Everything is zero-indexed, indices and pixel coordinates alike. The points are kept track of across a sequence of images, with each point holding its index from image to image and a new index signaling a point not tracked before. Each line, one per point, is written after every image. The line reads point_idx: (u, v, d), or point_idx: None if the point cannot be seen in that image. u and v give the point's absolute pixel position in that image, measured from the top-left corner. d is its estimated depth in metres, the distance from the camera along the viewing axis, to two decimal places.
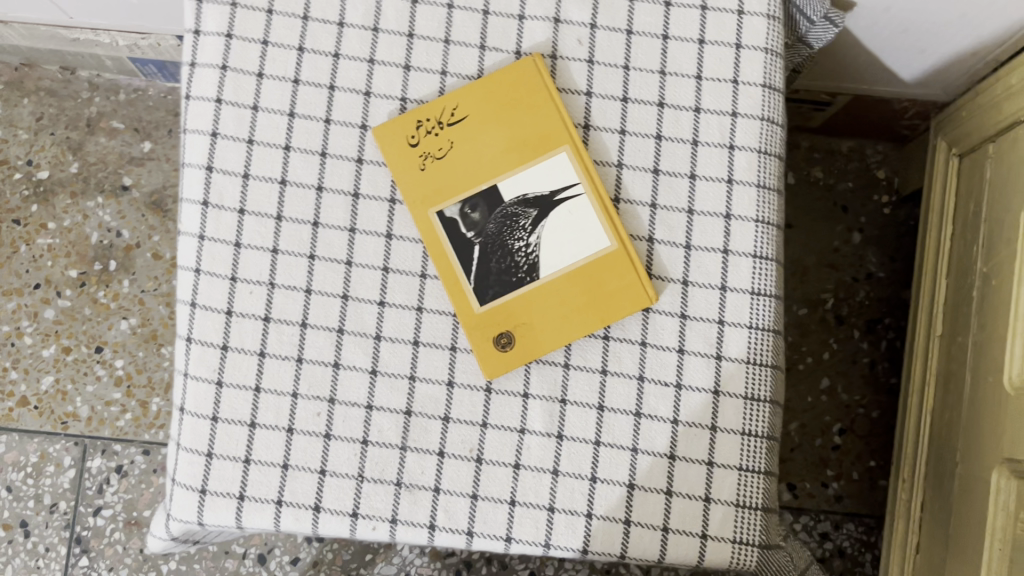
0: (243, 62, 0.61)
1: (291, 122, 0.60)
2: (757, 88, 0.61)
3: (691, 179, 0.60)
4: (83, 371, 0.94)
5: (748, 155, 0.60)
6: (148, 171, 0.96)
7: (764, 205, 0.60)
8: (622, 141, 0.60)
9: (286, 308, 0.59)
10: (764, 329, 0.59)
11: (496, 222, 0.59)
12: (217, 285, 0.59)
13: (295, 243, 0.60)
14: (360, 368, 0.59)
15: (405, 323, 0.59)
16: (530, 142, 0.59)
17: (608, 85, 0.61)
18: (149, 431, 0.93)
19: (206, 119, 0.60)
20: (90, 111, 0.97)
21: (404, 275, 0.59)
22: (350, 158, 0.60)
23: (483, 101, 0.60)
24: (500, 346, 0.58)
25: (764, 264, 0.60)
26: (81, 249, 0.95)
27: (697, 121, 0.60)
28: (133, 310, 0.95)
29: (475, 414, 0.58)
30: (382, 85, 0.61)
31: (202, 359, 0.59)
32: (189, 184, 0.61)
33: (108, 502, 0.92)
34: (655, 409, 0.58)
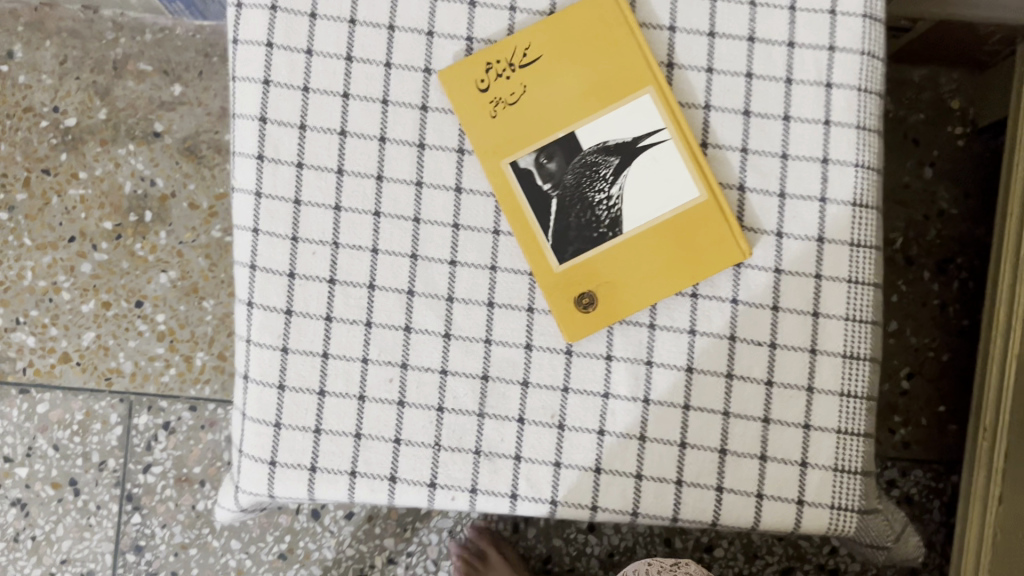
0: (294, 0, 0.56)
1: (350, 68, 0.56)
2: (857, 18, 0.55)
3: (785, 122, 0.55)
4: (125, 327, 0.91)
5: (846, 94, 0.55)
6: (180, 116, 0.92)
7: (864, 148, 0.55)
8: (709, 80, 0.55)
9: (352, 269, 0.56)
10: (863, 283, 0.55)
11: (575, 172, 0.55)
12: (278, 245, 0.56)
13: (359, 200, 0.56)
14: (433, 332, 0.55)
15: (478, 283, 0.55)
16: (610, 83, 0.54)
17: (693, 19, 0.55)
18: (195, 386, 0.90)
19: (257, 66, 0.56)
20: (116, 53, 0.92)
21: (476, 232, 0.56)
22: (414, 106, 0.56)
23: (557, 41, 0.55)
24: (582, 307, 0.54)
25: (864, 213, 0.55)
26: (115, 200, 0.91)
27: (791, 57, 0.55)
28: (171, 262, 0.91)
29: (555, 378, 0.55)
30: (445, 23, 0.56)
31: (265, 325, 0.56)
32: (242, 137, 0.56)
33: (157, 459, 0.90)
34: (748, 370, 0.54)
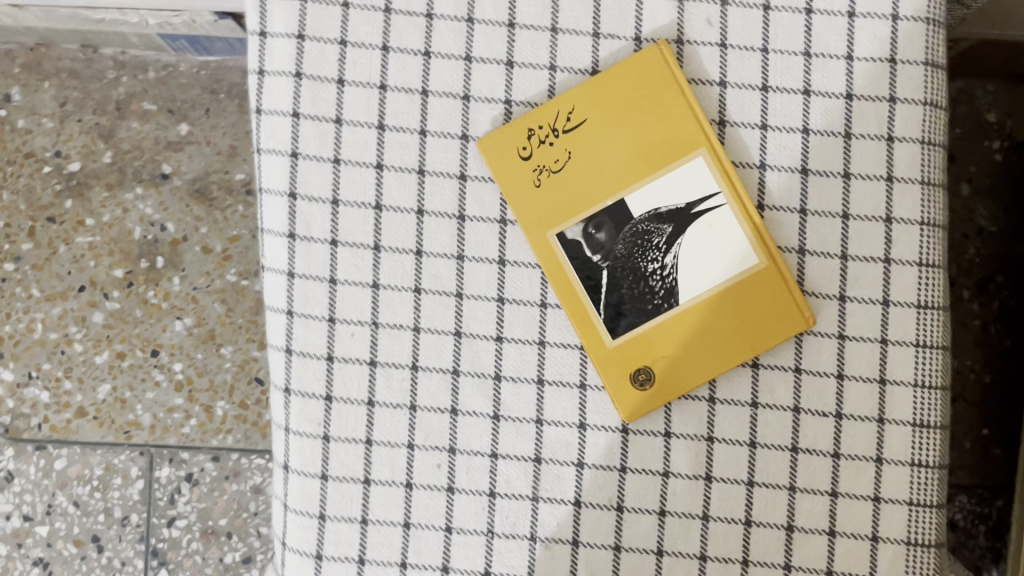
0: (320, 67, 0.53)
1: (382, 137, 0.53)
2: (919, 67, 0.52)
3: (846, 179, 0.52)
4: (141, 377, 0.88)
5: (909, 147, 0.52)
6: (189, 156, 0.88)
7: (928, 204, 0.52)
8: (763, 138, 0.52)
9: (393, 350, 0.53)
10: (931, 347, 0.52)
11: (626, 241, 0.52)
12: (314, 327, 0.53)
13: (398, 276, 0.53)
14: (481, 413, 0.53)
15: (526, 360, 0.53)
16: (661, 146, 0.51)
17: (744, 73, 0.52)
18: (216, 436, 0.88)
19: (283, 138, 0.53)
20: (119, 92, 0.88)
21: (523, 306, 0.53)
22: (452, 175, 0.53)
23: (603, 103, 0.52)
24: (638, 384, 0.52)
25: (930, 273, 0.52)
26: (125, 246, 0.88)
27: (849, 110, 0.52)
28: (187, 309, 0.88)
29: (612, 458, 0.52)
30: (483, 86, 0.53)
31: (304, 413, 0.53)
32: (270, 213, 0.53)
33: (181, 512, 0.88)
34: (814, 443, 0.52)
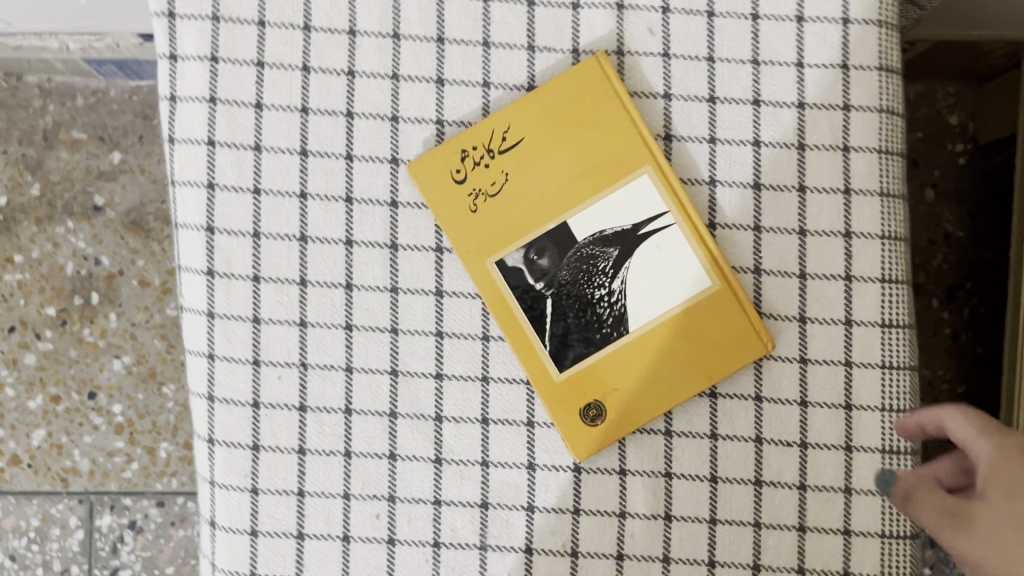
0: (236, 90, 0.49)
1: (305, 163, 0.49)
2: (873, 72, 0.49)
3: (801, 193, 0.49)
4: (78, 421, 0.83)
5: (866, 157, 0.49)
6: (122, 186, 0.84)
7: (889, 216, 0.49)
8: (712, 152, 0.49)
9: (324, 394, 0.49)
10: (899, 368, 0.49)
11: (571, 267, 0.48)
12: (238, 371, 0.49)
13: (327, 313, 0.49)
14: (422, 457, 0.49)
15: (469, 398, 0.49)
16: (604, 164, 0.48)
17: (690, 84, 0.49)
18: (160, 480, 0.83)
19: (198, 168, 0.49)
20: (46, 121, 0.84)
21: (463, 339, 0.49)
22: (383, 202, 0.49)
23: (540, 120, 0.48)
24: (590, 420, 0.48)
25: (894, 289, 0.49)
26: (56, 283, 0.83)
27: (802, 120, 0.49)
28: (125, 347, 0.83)
29: (564, 500, 0.49)
30: (412, 106, 0.49)
31: (230, 464, 0.49)
32: (187, 249, 0.49)
33: (125, 562, 0.83)
34: (779, 475, 0.49)
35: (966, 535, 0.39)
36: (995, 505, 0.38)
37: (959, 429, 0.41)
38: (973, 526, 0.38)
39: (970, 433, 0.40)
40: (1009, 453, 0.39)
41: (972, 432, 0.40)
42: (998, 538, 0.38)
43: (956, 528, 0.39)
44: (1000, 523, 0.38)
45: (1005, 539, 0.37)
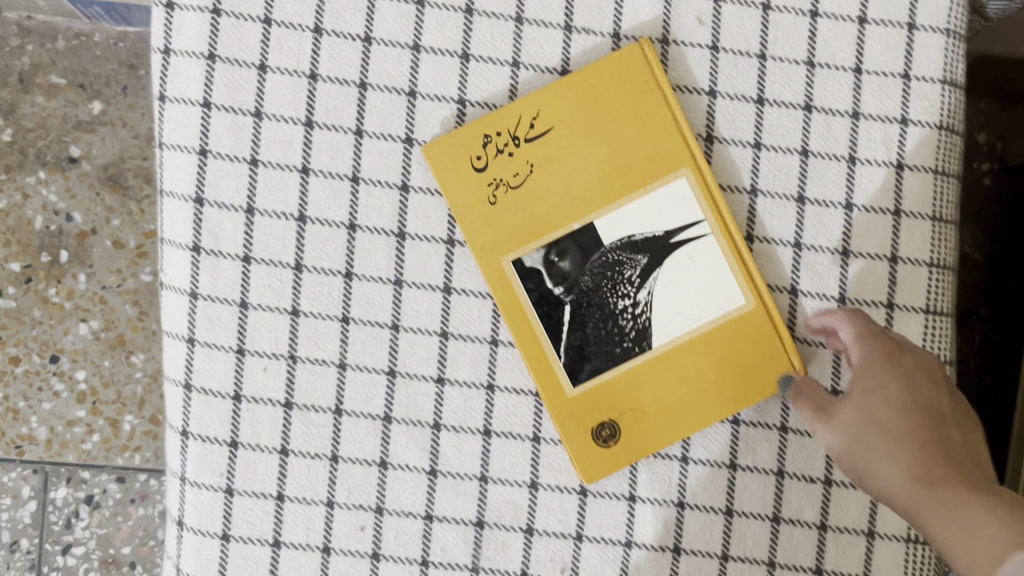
0: (238, 48, 0.44)
1: (309, 136, 0.44)
2: (935, 86, 0.45)
3: (848, 211, 0.45)
4: (37, 386, 0.78)
5: (920, 178, 0.45)
6: (102, 138, 0.78)
7: (939, 243, 0.45)
8: (756, 158, 0.45)
9: (313, 391, 0.44)
10: None
11: (593, 273, 0.44)
12: (219, 360, 0.44)
13: (321, 303, 0.44)
14: (416, 467, 0.45)
15: (471, 407, 0.45)
16: (639, 162, 0.44)
17: (738, 82, 0.45)
18: (122, 455, 0.78)
19: (190, 132, 0.44)
20: (22, 62, 0.77)
21: (470, 342, 0.45)
22: (393, 186, 0.44)
23: (573, 108, 0.44)
24: (602, 440, 0.44)
25: (938, 322, 0.45)
26: (23, 237, 0.78)
27: (855, 131, 0.45)
28: (93, 310, 0.78)
29: (567, 524, 0.45)
30: (432, 82, 0.44)
31: (203, 461, 0.44)
32: (172, 221, 0.44)
33: (79, 539, 0.78)
34: (798, 512, 0.45)
35: (830, 427, 0.41)
36: (859, 398, 0.41)
37: (841, 329, 0.42)
38: (836, 417, 0.41)
39: (850, 335, 0.42)
40: (880, 355, 0.41)
41: (853, 332, 0.42)
42: (856, 427, 0.40)
43: (821, 421, 0.41)
44: (859, 413, 0.40)
45: (860, 431, 0.40)
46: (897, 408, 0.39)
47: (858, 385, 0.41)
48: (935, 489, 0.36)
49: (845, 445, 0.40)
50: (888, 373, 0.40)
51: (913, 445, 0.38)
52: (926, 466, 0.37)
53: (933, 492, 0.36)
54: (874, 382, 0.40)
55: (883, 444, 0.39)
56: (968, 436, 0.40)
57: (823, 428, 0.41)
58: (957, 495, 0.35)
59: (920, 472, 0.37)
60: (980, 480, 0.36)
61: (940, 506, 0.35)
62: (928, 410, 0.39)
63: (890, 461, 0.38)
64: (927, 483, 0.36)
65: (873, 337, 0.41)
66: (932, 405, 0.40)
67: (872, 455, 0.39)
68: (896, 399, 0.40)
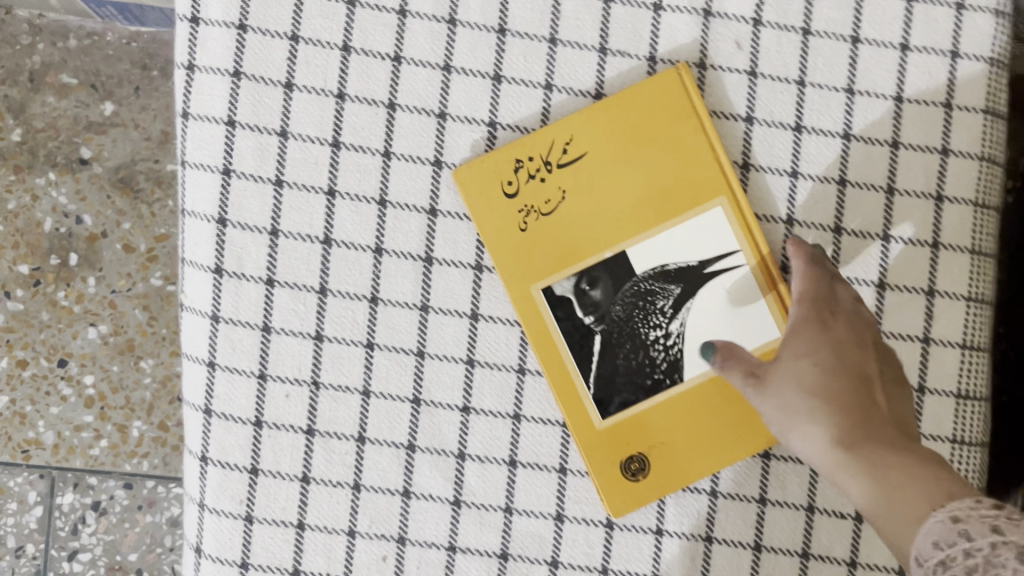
0: (264, 65, 0.43)
1: (336, 157, 0.43)
2: (977, 115, 0.44)
3: (885, 242, 0.44)
4: (44, 391, 0.74)
5: (960, 210, 0.44)
6: (113, 140, 0.74)
7: (978, 277, 0.44)
8: (793, 187, 0.44)
9: (336, 418, 0.44)
10: (969, 443, 0.45)
11: (625, 302, 0.43)
12: (239, 385, 0.43)
13: (345, 328, 0.43)
14: (439, 498, 0.44)
15: (498, 438, 0.44)
16: (675, 190, 0.43)
17: (776, 108, 0.44)
18: (130, 461, 0.74)
19: (214, 150, 0.43)
20: (32, 61, 0.74)
21: (497, 371, 0.44)
22: (421, 210, 0.43)
23: (607, 133, 0.43)
24: (630, 475, 0.43)
25: (974, 357, 0.45)
26: (32, 239, 0.74)
27: (894, 161, 0.44)
28: (102, 315, 0.74)
29: (592, 557, 0.44)
30: (462, 103, 0.43)
31: (223, 488, 0.43)
32: (194, 242, 0.43)
33: (85, 545, 0.74)
34: (829, 549, 0.44)
35: (760, 387, 0.39)
36: (791, 362, 0.40)
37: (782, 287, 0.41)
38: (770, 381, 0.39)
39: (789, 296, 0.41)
40: (814, 319, 0.40)
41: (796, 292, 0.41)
42: (785, 392, 0.39)
43: (752, 382, 0.40)
44: (788, 377, 0.39)
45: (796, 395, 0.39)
46: (825, 372, 0.39)
47: (788, 347, 0.40)
48: (861, 450, 0.36)
49: (773, 407, 0.39)
50: (819, 335, 0.40)
51: (839, 411, 0.38)
52: (848, 429, 0.37)
53: (856, 456, 0.36)
54: (807, 346, 0.40)
55: (810, 408, 0.38)
56: (890, 396, 0.40)
57: (755, 393, 0.39)
58: (878, 457, 0.36)
59: (843, 437, 0.37)
60: (901, 443, 0.37)
61: (866, 467, 0.36)
62: (854, 377, 0.39)
63: (815, 425, 0.38)
64: (850, 446, 0.37)
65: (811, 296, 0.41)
66: (860, 367, 0.40)
67: (797, 418, 0.38)
68: (827, 363, 0.39)
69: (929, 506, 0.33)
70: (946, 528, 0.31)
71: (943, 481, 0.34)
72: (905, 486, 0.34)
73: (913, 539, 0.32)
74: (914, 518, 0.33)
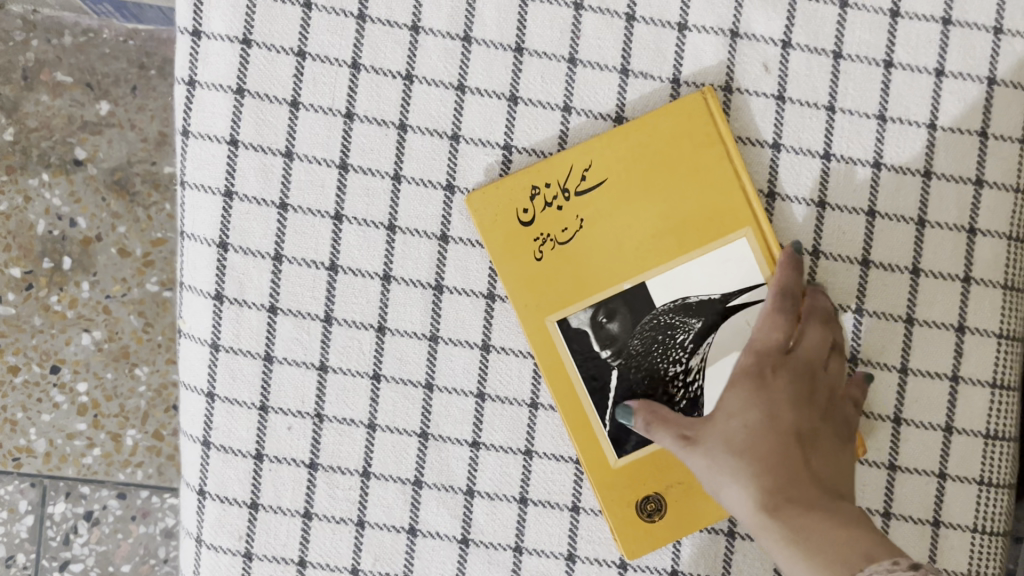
0: (269, 82, 0.41)
1: (344, 180, 0.41)
2: (1014, 144, 0.42)
3: (915, 276, 0.42)
4: (36, 398, 0.67)
5: (993, 243, 0.42)
6: (109, 141, 0.67)
7: (1010, 313, 0.42)
8: (820, 217, 0.42)
9: (339, 452, 0.42)
10: (998, 486, 0.43)
11: (643, 336, 0.41)
12: (239, 416, 0.41)
13: (352, 358, 0.42)
14: (446, 536, 0.42)
15: (509, 475, 0.42)
16: (697, 220, 0.41)
17: (804, 135, 0.42)
18: (123, 471, 0.67)
19: (216, 171, 0.41)
20: (26, 58, 0.67)
21: (509, 405, 0.42)
22: (431, 236, 0.42)
23: (626, 160, 0.41)
24: (645, 514, 0.41)
25: (1004, 396, 0.43)
26: (24, 242, 0.67)
27: (927, 192, 0.42)
28: (96, 321, 0.68)
29: None
30: (477, 125, 0.41)
31: (221, 524, 0.41)
32: (193, 266, 0.41)
33: (77, 555, 0.67)
34: None
35: (691, 450, 0.39)
36: (720, 422, 0.39)
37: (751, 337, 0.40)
38: (699, 444, 0.39)
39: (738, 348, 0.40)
40: (748, 375, 0.39)
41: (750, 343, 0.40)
42: (714, 454, 0.38)
43: (682, 444, 0.39)
44: (718, 437, 0.39)
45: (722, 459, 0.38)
46: (755, 432, 0.38)
47: (721, 404, 0.39)
48: (785, 520, 0.36)
49: (704, 470, 0.38)
50: (756, 393, 0.39)
51: (765, 471, 0.37)
52: (774, 493, 0.37)
53: (780, 525, 0.36)
54: (736, 405, 0.39)
55: (736, 471, 0.38)
56: (830, 450, 0.39)
57: (687, 453, 0.39)
58: (802, 525, 0.35)
59: (769, 503, 0.37)
60: (825, 507, 0.36)
61: (790, 538, 0.35)
62: (784, 433, 0.38)
63: (741, 489, 0.37)
64: (775, 514, 0.36)
65: (757, 350, 0.40)
66: (796, 423, 0.39)
67: (725, 483, 0.38)
68: (755, 422, 0.38)
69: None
70: None
71: (865, 548, 0.34)
72: (825, 558, 0.34)
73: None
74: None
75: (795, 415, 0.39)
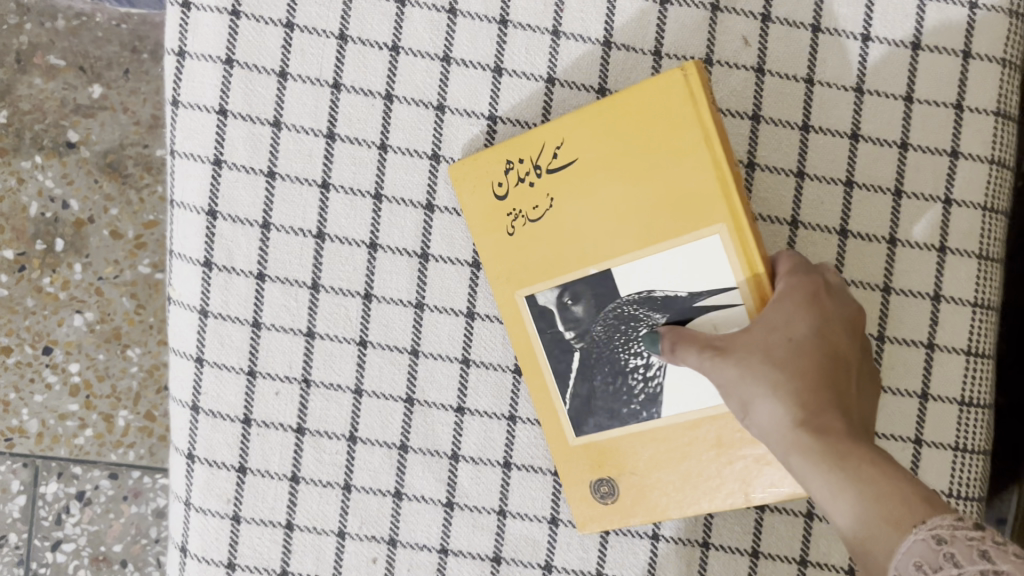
0: (258, 54, 0.41)
1: (331, 148, 0.42)
2: (988, 118, 0.43)
3: (891, 246, 0.43)
4: (28, 379, 0.68)
5: (968, 214, 0.43)
6: (101, 124, 0.68)
7: (984, 282, 0.43)
8: (799, 188, 0.43)
9: (326, 416, 0.42)
10: (973, 452, 0.43)
11: (606, 324, 0.40)
12: (229, 382, 0.42)
13: (341, 325, 0.42)
14: (430, 499, 0.43)
15: (491, 439, 0.43)
16: (666, 205, 0.38)
17: (782, 107, 0.43)
18: (115, 451, 0.68)
19: (205, 139, 0.41)
20: (19, 42, 0.68)
21: (492, 370, 0.43)
22: (418, 205, 0.42)
23: (600, 138, 0.39)
24: (598, 496, 0.41)
25: (979, 363, 0.43)
26: (16, 224, 0.68)
27: (903, 163, 0.43)
28: (89, 302, 0.68)
29: (586, 562, 0.43)
30: (462, 96, 0.42)
31: (210, 486, 0.42)
32: (183, 235, 0.42)
33: (69, 535, 0.67)
34: (827, 556, 0.42)
35: (718, 361, 0.35)
36: (757, 334, 0.35)
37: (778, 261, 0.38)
38: (729, 354, 0.35)
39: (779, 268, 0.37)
40: (797, 290, 0.36)
41: (782, 267, 0.37)
42: (748, 362, 0.35)
43: (707, 355, 0.35)
44: (755, 347, 0.35)
45: (755, 367, 0.34)
46: (799, 346, 0.35)
47: (761, 319, 0.36)
48: (835, 448, 0.32)
49: (733, 379, 0.35)
50: (806, 308, 0.35)
51: (809, 389, 0.34)
52: (820, 414, 0.33)
53: (824, 449, 0.32)
54: (779, 318, 0.35)
55: (773, 382, 0.34)
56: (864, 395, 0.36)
57: (715, 363, 0.35)
58: (851, 456, 0.32)
59: (814, 422, 0.33)
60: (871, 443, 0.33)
61: (837, 470, 0.32)
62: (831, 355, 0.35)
63: (778, 403, 0.34)
64: (819, 436, 0.33)
65: (800, 270, 0.37)
66: (844, 346, 0.35)
67: (759, 396, 0.34)
68: (800, 337, 0.35)
69: (911, 525, 0.30)
70: (928, 547, 0.29)
71: (921, 489, 0.31)
72: (876, 492, 0.31)
73: (890, 554, 0.30)
74: (889, 528, 0.30)
75: (841, 339, 0.36)
